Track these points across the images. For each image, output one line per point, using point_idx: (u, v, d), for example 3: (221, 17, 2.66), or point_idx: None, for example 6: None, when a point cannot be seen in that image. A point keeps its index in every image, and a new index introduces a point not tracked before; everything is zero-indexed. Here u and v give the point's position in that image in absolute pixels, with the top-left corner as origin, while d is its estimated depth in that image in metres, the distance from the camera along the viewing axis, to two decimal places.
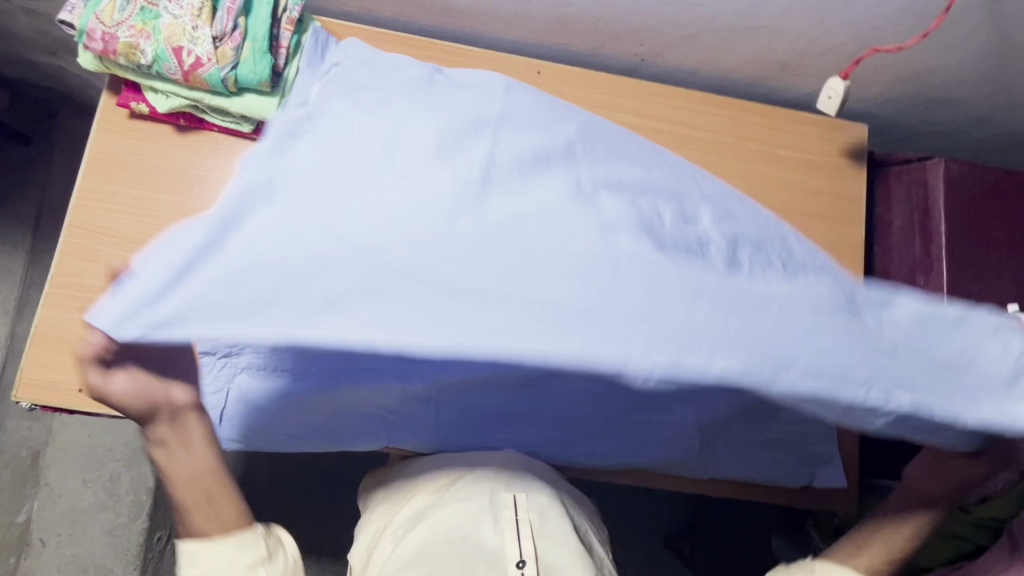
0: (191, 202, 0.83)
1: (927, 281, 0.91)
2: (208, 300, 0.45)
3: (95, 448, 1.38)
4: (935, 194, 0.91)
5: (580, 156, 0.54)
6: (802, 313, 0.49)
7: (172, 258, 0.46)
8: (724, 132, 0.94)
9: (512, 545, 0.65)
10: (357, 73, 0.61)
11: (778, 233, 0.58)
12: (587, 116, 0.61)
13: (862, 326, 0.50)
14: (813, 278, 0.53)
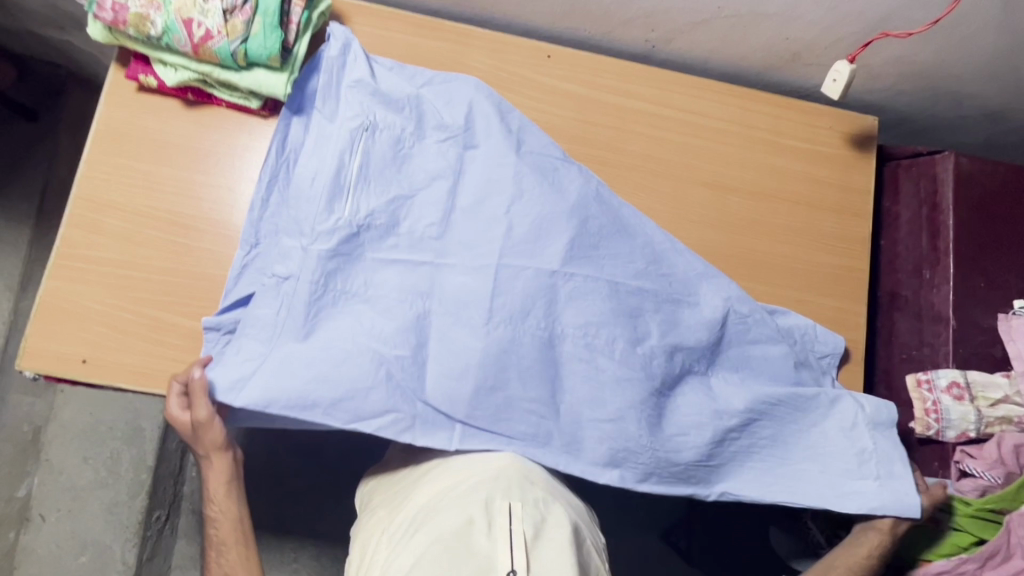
0: (197, 177, 0.83)
1: (933, 274, 0.90)
2: (280, 392, 0.72)
3: (95, 426, 1.38)
4: (944, 187, 0.91)
5: (551, 307, 0.80)
6: (673, 435, 0.80)
7: (253, 357, 0.74)
8: (733, 120, 0.94)
9: (503, 554, 0.60)
10: (383, 177, 0.82)
11: (699, 339, 0.83)
12: (568, 233, 0.82)
13: (717, 434, 0.81)
14: (692, 396, 0.82)
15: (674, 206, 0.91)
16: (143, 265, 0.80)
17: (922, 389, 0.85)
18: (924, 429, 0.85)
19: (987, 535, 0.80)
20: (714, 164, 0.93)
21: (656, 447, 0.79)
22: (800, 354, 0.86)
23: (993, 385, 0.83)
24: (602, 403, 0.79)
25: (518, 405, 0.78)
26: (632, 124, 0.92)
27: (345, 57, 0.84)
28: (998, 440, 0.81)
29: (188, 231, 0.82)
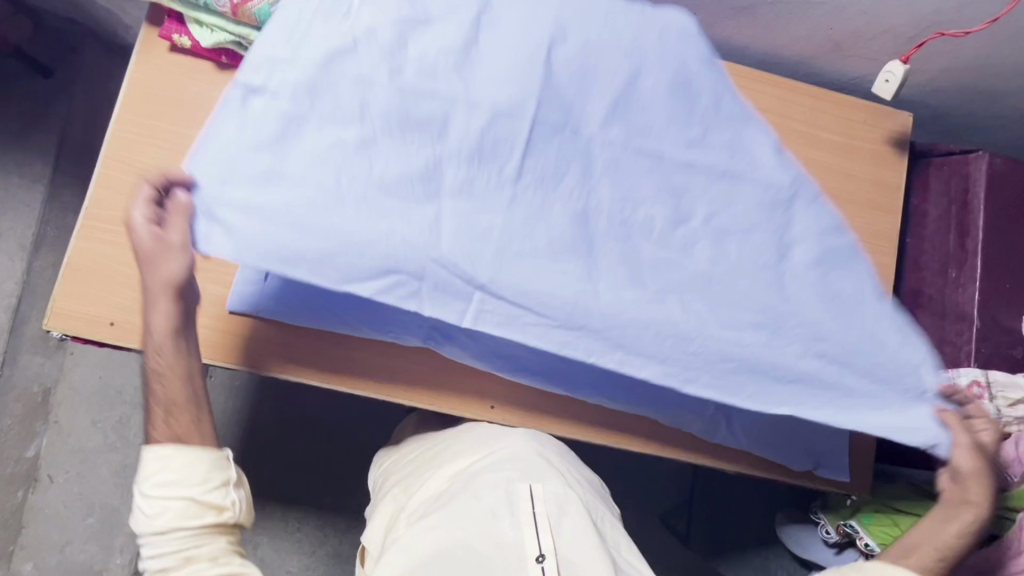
0: None
1: (959, 275, 0.91)
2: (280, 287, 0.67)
3: (105, 389, 1.39)
4: (976, 187, 0.91)
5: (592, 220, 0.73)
6: (699, 387, 0.74)
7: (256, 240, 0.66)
8: (770, 110, 0.93)
9: (530, 538, 0.65)
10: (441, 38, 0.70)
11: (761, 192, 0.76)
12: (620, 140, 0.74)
13: (749, 392, 0.75)
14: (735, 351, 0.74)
15: None
16: None
17: None
18: None
19: (998, 531, 0.82)
20: None
21: (682, 386, 0.74)
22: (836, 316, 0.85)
23: (1014, 385, 0.83)
24: (639, 228, 0.74)
25: (542, 327, 0.71)
26: None
27: None
28: (1016, 440, 0.82)
29: None
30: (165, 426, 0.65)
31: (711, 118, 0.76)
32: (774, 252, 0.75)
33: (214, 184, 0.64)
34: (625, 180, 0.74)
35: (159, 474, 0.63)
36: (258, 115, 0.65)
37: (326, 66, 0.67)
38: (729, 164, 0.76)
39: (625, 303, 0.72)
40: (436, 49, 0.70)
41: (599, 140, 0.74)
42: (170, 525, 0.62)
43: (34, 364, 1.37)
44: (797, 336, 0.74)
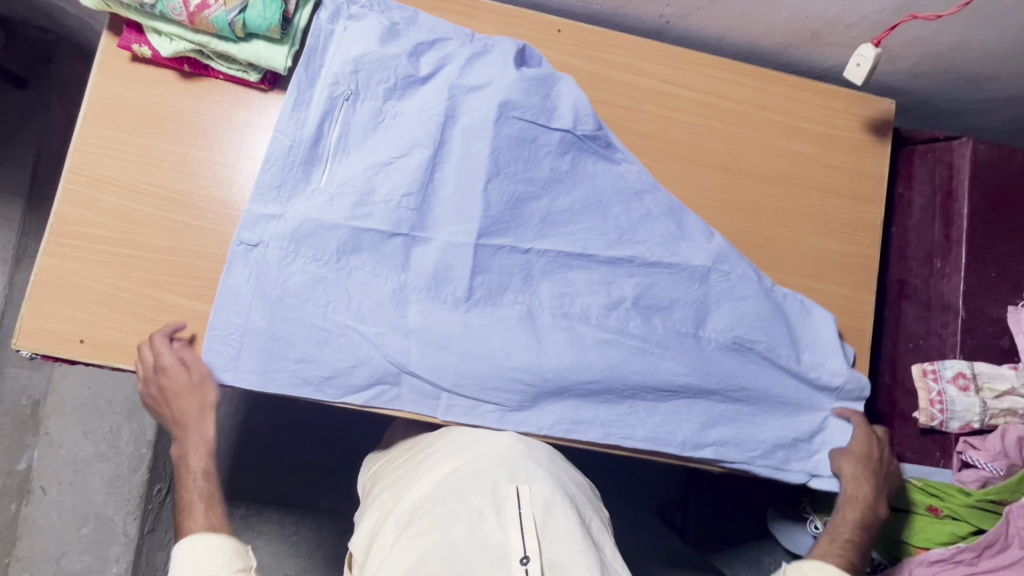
0: (194, 151, 0.80)
1: (945, 265, 0.89)
2: (268, 371, 0.75)
3: (95, 400, 1.39)
4: (961, 174, 0.89)
5: (539, 277, 0.82)
6: (653, 418, 0.82)
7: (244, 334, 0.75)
8: (747, 101, 0.92)
9: (517, 540, 0.65)
10: (391, 127, 0.80)
11: (682, 231, 0.85)
12: (551, 198, 0.83)
13: (694, 423, 0.82)
14: (676, 389, 0.82)
15: (686, 188, 0.89)
16: (141, 243, 0.78)
17: (927, 379, 0.85)
18: (928, 420, 0.84)
19: (986, 525, 0.80)
20: (727, 148, 0.90)
21: (639, 422, 0.82)
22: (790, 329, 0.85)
23: (998, 376, 0.83)
24: (581, 293, 0.83)
25: (503, 379, 0.79)
26: (643, 104, 0.89)
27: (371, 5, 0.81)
28: (1002, 432, 0.81)
29: (186, 209, 0.79)
30: (201, 519, 0.73)
31: (627, 225, 0.85)
32: (694, 335, 0.84)
33: (221, 333, 0.75)
34: (562, 280, 0.83)
35: (188, 565, 0.68)
36: (257, 269, 0.76)
37: (315, 224, 0.77)
38: (658, 254, 0.84)
39: (581, 374, 0.80)
40: (393, 192, 0.79)
41: (535, 250, 0.82)
42: None
43: (23, 377, 1.40)
44: (715, 401, 0.83)
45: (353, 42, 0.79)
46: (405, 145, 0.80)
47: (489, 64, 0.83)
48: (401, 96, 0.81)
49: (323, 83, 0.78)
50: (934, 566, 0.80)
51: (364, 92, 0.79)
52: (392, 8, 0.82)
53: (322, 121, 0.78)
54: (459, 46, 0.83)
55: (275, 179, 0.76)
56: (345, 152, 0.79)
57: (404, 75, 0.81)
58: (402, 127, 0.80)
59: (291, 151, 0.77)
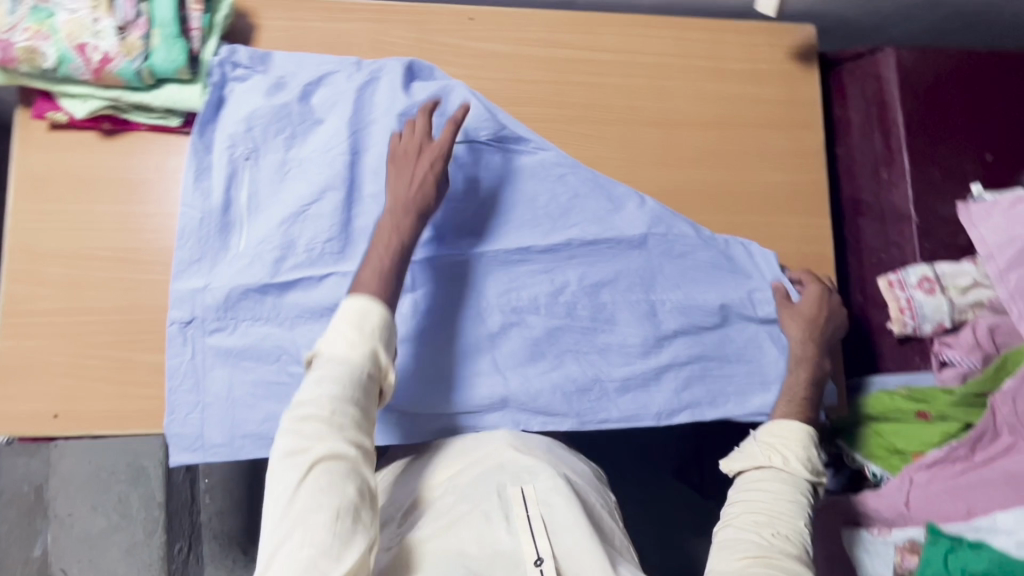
0: (131, 207, 0.80)
1: (891, 175, 0.90)
2: (236, 437, 0.77)
3: (97, 473, 1.38)
4: (889, 85, 0.90)
5: (480, 281, 0.83)
6: (623, 394, 0.83)
7: (202, 406, 0.77)
8: (670, 53, 0.92)
9: (528, 544, 0.64)
10: (301, 171, 0.81)
11: (616, 201, 0.87)
12: (477, 201, 0.85)
13: (661, 392, 0.83)
14: (637, 362, 0.83)
15: (627, 150, 0.89)
16: (96, 308, 0.78)
17: (894, 290, 0.86)
18: (902, 328, 0.86)
19: (973, 418, 0.81)
20: (659, 102, 0.91)
21: (609, 402, 0.83)
22: (735, 274, 0.87)
23: (960, 273, 0.84)
24: (523, 290, 0.84)
25: (465, 385, 0.81)
26: (568, 75, 0.90)
27: (254, 63, 0.81)
28: (972, 326, 0.82)
29: (136, 266, 0.79)
30: (371, 283, 0.70)
31: (558, 211, 0.86)
32: (645, 303, 0.85)
33: (180, 416, 0.76)
34: (504, 277, 0.84)
35: (345, 320, 0.67)
36: (199, 342, 0.77)
37: (248, 287, 0.78)
38: (593, 232, 0.85)
39: (539, 366, 0.82)
40: (315, 237, 0.80)
41: (471, 255, 0.83)
42: (342, 350, 0.65)
43: (19, 466, 1.38)
44: (679, 367, 0.84)
45: (239, 103, 0.80)
46: (315, 190, 0.81)
47: (381, 91, 0.84)
48: (301, 142, 0.82)
49: (219, 148, 0.80)
50: (932, 469, 0.79)
51: (264, 147, 0.81)
52: (272, 61, 0.82)
53: (228, 185, 0.80)
54: (347, 76, 0.83)
55: (193, 253, 0.78)
56: (258, 209, 0.81)
57: (299, 120, 0.82)
58: (307, 170, 0.81)
59: (203, 222, 0.79)
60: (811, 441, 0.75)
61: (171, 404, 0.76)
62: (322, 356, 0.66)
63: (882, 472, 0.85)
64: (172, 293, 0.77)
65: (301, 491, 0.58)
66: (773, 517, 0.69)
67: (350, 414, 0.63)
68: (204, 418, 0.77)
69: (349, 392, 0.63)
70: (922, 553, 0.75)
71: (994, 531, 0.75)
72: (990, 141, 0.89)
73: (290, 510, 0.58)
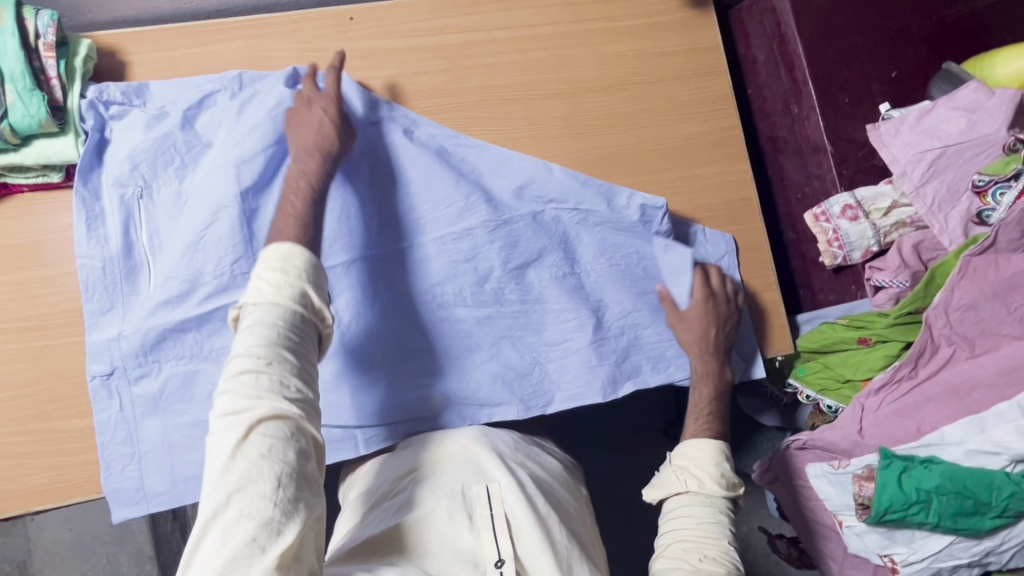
0: (28, 272, 0.76)
1: (800, 108, 0.89)
2: (178, 483, 0.75)
3: (80, 538, 1.37)
4: (785, 16, 0.88)
5: (400, 278, 0.81)
6: (563, 370, 0.83)
7: (139, 459, 0.75)
8: (562, 20, 0.90)
9: (490, 545, 0.64)
10: (197, 199, 0.77)
11: (534, 176, 0.84)
12: (382, 199, 0.81)
13: (604, 361, 0.83)
14: (572, 336, 0.83)
15: (533, 126, 0.87)
16: (10, 382, 0.75)
17: (820, 222, 0.85)
18: (832, 260, 0.85)
19: (912, 337, 0.80)
20: (559, 72, 0.89)
21: (548, 379, 0.83)
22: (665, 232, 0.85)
23: (880, 195, 0.84)
24: (447, 284, 0.82)
25: (398, 386, 0.80)
26: (461, 59, 0.87)
27: (127, 95, 0.76)
28: (898, 245, 0.82)
29: (45, 331, 0.76)
30: (294, 222, 0.69)
31: (472, 196, 0.83)
32: (572, 277, 0.84)
33: (117, 471, 0.75)
34: (425, 274, 0.81)
35: (272, 262, 0.63)
36: (125, 393, 0.75)
37: (164, 332, 0.76)
38: (511, 216, 0.83)
39: (475, 356, 0.82)
40: (223, 264, 0.77)
41: (387, 256, 0.81)
42: (276, 293, 0.61)
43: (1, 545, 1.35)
44: (618, 333, 0.84)
45: (121, 142, 0.76)
46: (214, 215, 0.77)
47: (263, 101, 0.78)
48: (192, 170, 0.78)
49: (107, 193, 0.76)
50: (881, 393, 0.79)
51: (155, 183, 0.77)
52: (146, 91, 0.78)
53: (126, 229, 0.76)
54: (229, 96, 0.79)
55: (102, 303, 0.75)
56: (160, 246, 0.77)
57: (186, 148, 0.78)
58: (201, 198, 0.77)
59: (106, 271, 0.76)
60: (722, 457, 0.76)
61: (105, 460, 0.74)
62: (248, 306, 0.62)
63: (836, 404, 0.85)
64: (88, 346, 0.74)
65: (243, 450, 0.54)
66: (699, 543, 0.71)
67: (284, 355, 0.58)
68: (142, 468, 0.75)
69: (280, 338, 0.59)
70: (878, 478, 0.74)
71: (943, 445, 0.76)
72: (892, 57, 0.88)
73: (230, 476, 0.53)
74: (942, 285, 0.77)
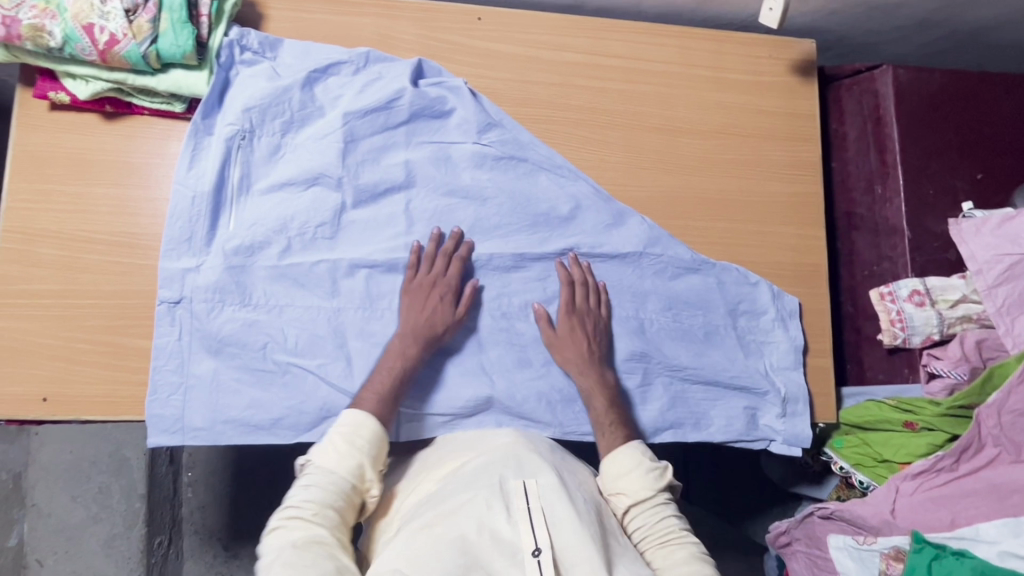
0: (129, 191, 0.79)
1: (885, 189, 0.92)
2: (218, 421, 0.76)
3: (78, 462, 1.35)
4: (886, 101, 0.92)
5: (473, 282, 0.84)
6: None
7: (186, 389, 0.76)
8: (674, 61, 0.93)
9: (527, 536, 0.63)
10: (299, 159, 0.81)
11: (618, 215, 0.87)
12: (474, 205, 0.85)
13: (647, 397, 0.85)
14: (622, 373, 0.85)
15: (629, 154, 0.90)
16: (88, 292, 0.77)
17: (885, 302, 0.87)
18: (891, 339, 0.87)
19: (959, 431, 0.82)
20: (662, 109, 0.92)
21: None
22: (725, 284, 0.89)
23: (950, 287, 0.86)
24: (515, 295, 0.84)
25: (448, 383, 0.81)
26: (573, 79, 0.90)
27: (263, 46, 0.81)
28: (960, 338, 0.84)
29: (132, 250, 0.78)
30: (374, 403, 0.74)
31: (557, 218, 0.87)
32: (635, 321, 0.86)
33: (162, 397, 0.75)
34: (498, 280, 0.84)
35: (340, 437, 0.70)
36: (188, 325, 0.76)
37: (236, 273, 0.78)
38: (590, 245, 0.87)
39: (528, 371, 0.83)
40: (309, 224, 0.81)
41: (467, 258, 0.84)
42: (337, 468, 0.69)
43: None
44: (666, 370, 0.86)
45: (243, 86, 0.79)
46: (309, 176, 0.81)
47: (385, 88, 0.83)
48: (300, 129, 0.82)
49: (220, 130, 0.78)
50: (917, 479, 0.81)
51: (260, 131, 0.80)
52: (281, 48, 0.82)
53: (222, 165, 0.78)
54: (354, 70, 0.84)
55: (183, 231, 0.77)
56: (250, 192, 0.80)
57: (298, 107, 0.82)
58: (303, 159, 0.81)
59: (194, 202, 0.78)
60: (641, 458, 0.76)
61: (154, 383, 0.75)
62: (310, 464, 0.70)
63: (869, 480, 0.88)
64: (161, 271, 0.76)
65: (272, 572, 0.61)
66: (665, 535, 0.73)
67: (331, 519, 0.66)
68: (188, 400, 0.76)
69: (333, 504, 0.67)
70: (909, 560, 0.79)
71: (977, 541, 0.77)
72: (981, 161, 0.92)
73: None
74: (999, 386, 0.78)
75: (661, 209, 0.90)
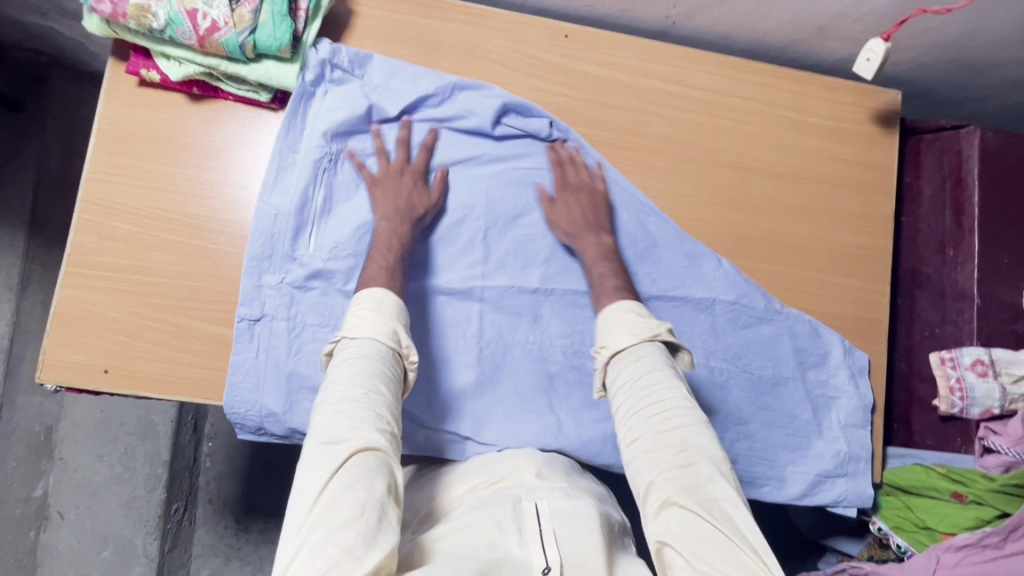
0: (209, 176, 0.79)
1: (957, 253, 0.90)
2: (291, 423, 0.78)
3: (107, 422, 1.34)
4: (969, 163, 0.90)
5: (545, 318, 0.85)
6: None
7: (261, 389, 0.77)
8: (757, 98, 0.92)
9: (538, 555, 0.59)
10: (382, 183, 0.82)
11: (695, 258, 0.87)
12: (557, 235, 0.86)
13: None
14: None
15: (701, 189, 0.89)
16: (159, 270, 0.78)
17: (945, 367, 0.87)
18: (948, 407, 0.87)
19: (1010, 509, 0.81)
20: (739, 146, 0.91)
21: None
22: (796, 338, 0.88)
23: (1017, 361, 0.84)
24: (583, 333, 0.85)
25: (512, 413, 0.82)
26: (653, 106, 0.89)
27: (355, 67, 0.82)
28: (1022, 416, 0.83)
29: (205, 235, 0.79)
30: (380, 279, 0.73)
31: (633, 257, 0.87)
32: (704, 368, 0.86)
33: (237, 397, 0.77)
34: (570, 317, 0.85)
35: (366, 312, 0.68)
36: (267, 332, 0.78)
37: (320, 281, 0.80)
38: (662, 288, 0.87)
39: (594, 413, 0.84)
40: None
41: (543, 292, 0.85)
42: (371, 333, 0.66)
43: (33, 404, 1.31)
44: (729, 424, 0.86)
45: (336, 106, 0.81)
46: None
47: (472, 116, 0.84)
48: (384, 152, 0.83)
49: (307, 150, 0.80)
50: (961, 551, 0.80)
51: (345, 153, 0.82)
52: (372, 68, 0.83)
53: (309, 185, 0.80)
54: (443, 95, 0.84)
55: (264, 250, 0.78)
56: (332, 213, 0.81)
57: (386, 131, 0.83)
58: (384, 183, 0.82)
59: (277, 219, 0.79)
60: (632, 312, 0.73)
61: (231, 385, 0.77)
62: (345, 337, 0.66)
63: (908, 545, 0.87)
64: (242, 291, 0.77)
65: (331, 481, 0.54)
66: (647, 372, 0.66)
67: (382, 389, 0.61)
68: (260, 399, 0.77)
69: (375, 380, 0.62)
70: None
71: None
72: None
73: (318, 504, 0.53)
74: None
75: (726, 247, 0.89)
